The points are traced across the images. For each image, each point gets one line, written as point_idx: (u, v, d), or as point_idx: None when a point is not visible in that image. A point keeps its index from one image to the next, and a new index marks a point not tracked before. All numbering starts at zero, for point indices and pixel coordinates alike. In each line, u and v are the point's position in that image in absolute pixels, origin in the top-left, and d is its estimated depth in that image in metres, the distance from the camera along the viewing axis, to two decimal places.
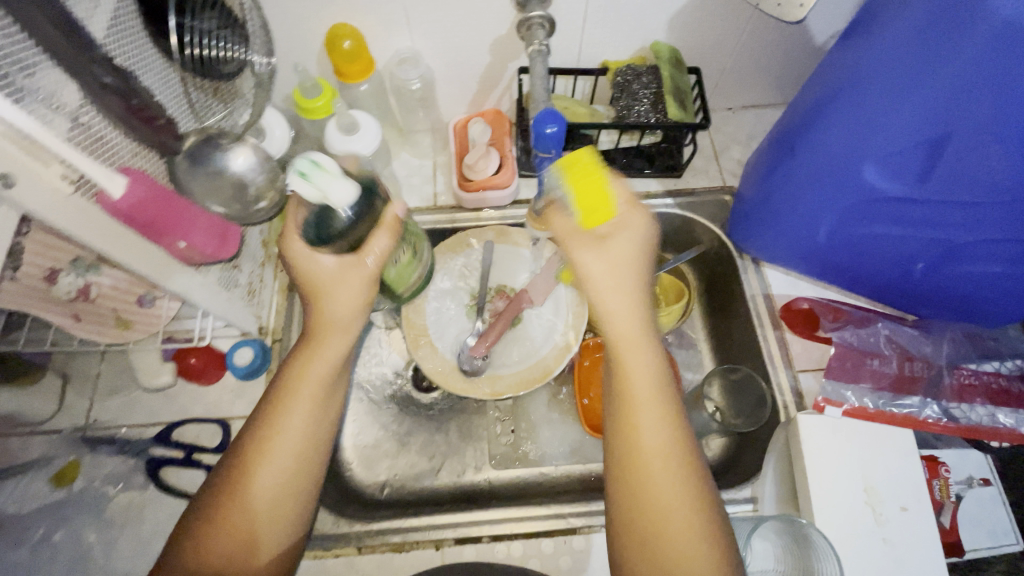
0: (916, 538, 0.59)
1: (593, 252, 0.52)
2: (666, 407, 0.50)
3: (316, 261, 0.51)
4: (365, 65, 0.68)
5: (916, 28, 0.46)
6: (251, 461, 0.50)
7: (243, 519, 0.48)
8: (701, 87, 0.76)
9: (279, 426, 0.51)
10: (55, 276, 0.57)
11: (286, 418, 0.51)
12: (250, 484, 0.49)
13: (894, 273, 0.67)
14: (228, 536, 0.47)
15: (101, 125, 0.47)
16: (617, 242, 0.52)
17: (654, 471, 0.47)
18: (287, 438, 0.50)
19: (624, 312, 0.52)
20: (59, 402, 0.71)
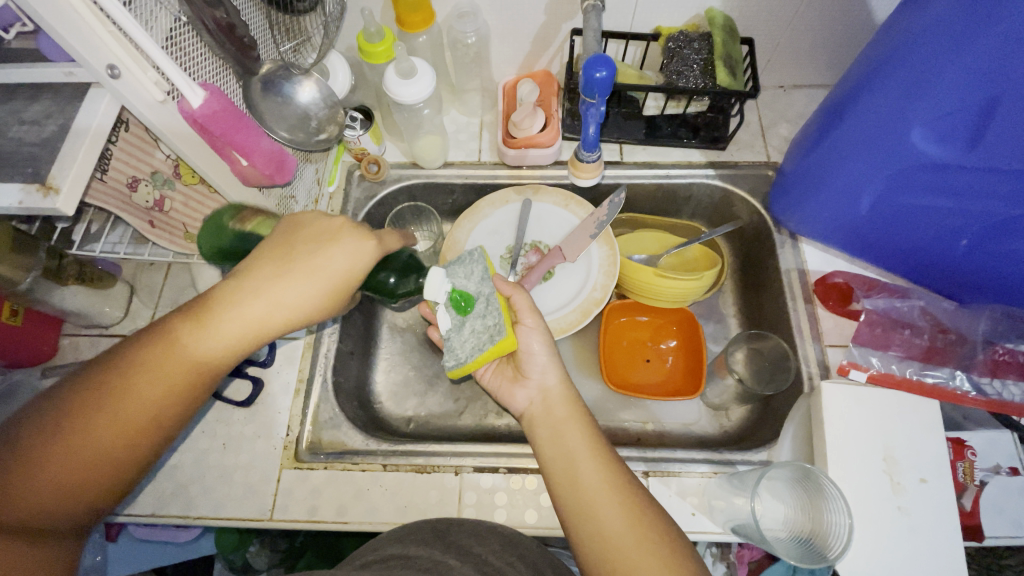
0: (933, 509, 0.58)
1: (537, 336, 0.61)
2: (616, 464, 0.54)
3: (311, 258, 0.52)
4: (426, 16, 0.72)
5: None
6: (165, 352, 0.49)
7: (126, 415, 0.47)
8: (752, 57, 0.76)
9: (202, 336, 0.50)
10: (136, 184, 0.62)
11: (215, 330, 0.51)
12: (156, 380, 0.49)
13: (936, 248, 0.66)
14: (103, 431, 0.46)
15: (195, 40, 0.53)
16: (528, 340, 0.61)
17: (605, 520, 0.50)
18: (204, 351, 0.50)
19: (556, 399, 0.60)
20: (125, 309, 0.78)
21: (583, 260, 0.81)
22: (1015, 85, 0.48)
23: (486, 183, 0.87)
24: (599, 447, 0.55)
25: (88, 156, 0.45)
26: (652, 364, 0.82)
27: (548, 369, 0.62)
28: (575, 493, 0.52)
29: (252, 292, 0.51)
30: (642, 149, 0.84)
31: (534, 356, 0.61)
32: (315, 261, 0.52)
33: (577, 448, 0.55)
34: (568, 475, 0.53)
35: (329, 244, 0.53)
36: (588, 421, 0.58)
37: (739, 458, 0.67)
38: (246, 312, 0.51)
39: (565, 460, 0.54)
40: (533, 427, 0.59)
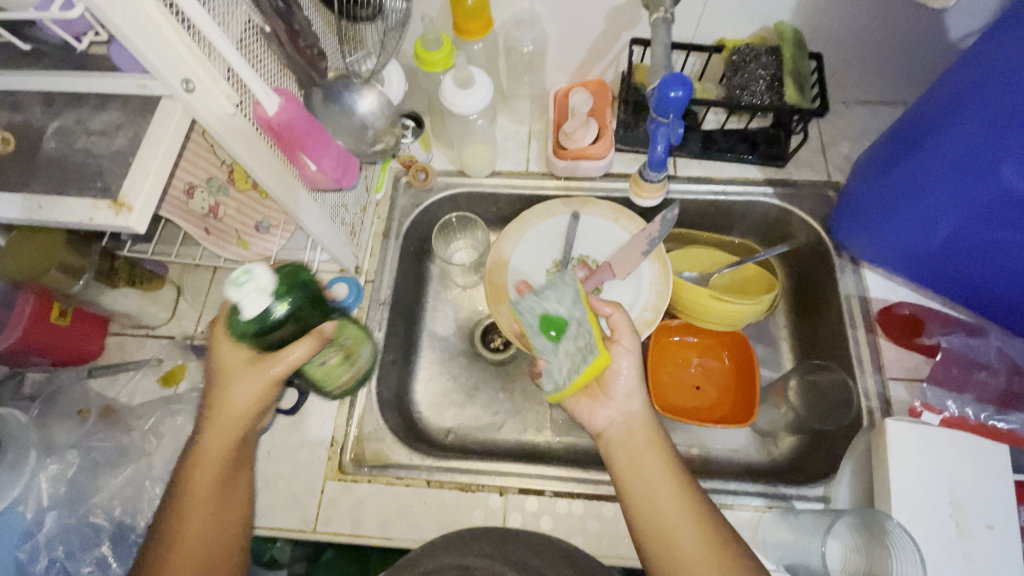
0: (1003, 559, 0.55)
1: (627, 356, 0.61)
2: (690, 489, 0.54)
3: (232, 350, 0.54)
4: (484, 23, 0.70)
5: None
6: (184, 518, 0.53)
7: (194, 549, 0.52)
8: (820, 73, 0.73)
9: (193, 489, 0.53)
10: (192, 192, 0.62)
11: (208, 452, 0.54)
12: (196, 512, 0.53)
13: (1015, 285, 0.63)
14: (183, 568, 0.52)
15: (262, 48, 0.51)
16: (618, 361, 0.61)
17: (684, 548, 0.51)
18: (207, 494, 0.54)
19: (634, 423, 0.60)
20: (173, 311, 0.79)
21: (631, 279, 0.78)
22: None
23: (533, 194, 0.85)
24: (675, 471, 0.55)
25: (159, 170, 0.45)
26: (698, 386, 0.80)
27: (634, 393, 0.61)
28: (653, 515, 0.53)
29: (209, 431, 0.54)
30: (697, 163, 0.82)
31: (622, 377, 0.61)
32: (228, 401, 0.53)
33: (656, 472, 0.55)
34: (648, 501, 0.54)
35: (236, 375, 0.53)
36: (667, 444, 0.58)
37: (795, 493, 0.65)
38: (213, 440, 0.54)
39: (644, 483, 0.55)
40: (610, 449, 0.59)
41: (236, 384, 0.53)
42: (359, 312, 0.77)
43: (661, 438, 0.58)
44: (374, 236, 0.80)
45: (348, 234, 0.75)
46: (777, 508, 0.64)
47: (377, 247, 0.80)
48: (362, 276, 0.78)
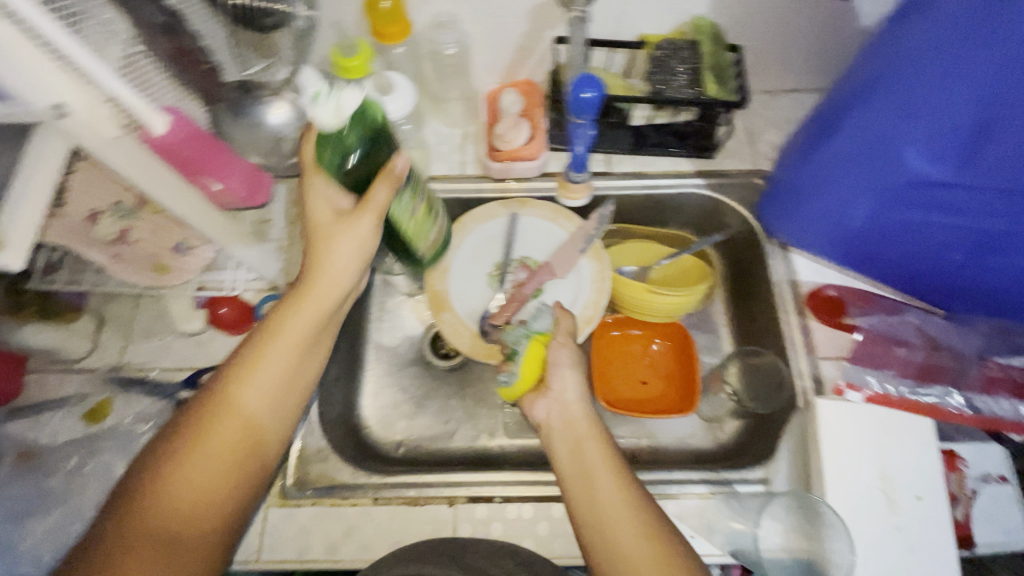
0: (931, 527, 0.58)
1: (566, 350, 0.65)
2: (629, 482, 0.54)
3: (331, 199, 0.58)
4: (402, 26, 0.68)
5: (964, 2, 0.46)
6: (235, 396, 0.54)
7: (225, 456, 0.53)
8: (740, 65, 0.74)
9: (261, 368, 0.56)
10: (96, 217, 0.61)
11: (267, 365, 0.56)
12: (236, 421, 0.54)
13: (929, 262, 0.66)
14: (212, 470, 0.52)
15: (146, 62, 0.49)
16: (556, 354, 0.64)
17: (623, 540, 0.50)
18: (268, 387, 0.56)
19: (574, 417, 0.60)
20: (94, 342, 0.74)
21: (572, 277, 0.79)
22: (1010, 102, 0.48)
23: (471, 197, 0.84)
24: (614, 465, 0.55)
25: (38, 201, 0.41)
26: (645, 377, 0.81)
27: (569, 382, 0.63)
28: (594, 511, 0.52)
29: (288, 326, 0.57)
30: (631, 159, 0.83)
31: (558, 368, 0.64)
32: (327, 262, 0.58)
33: (594, 466, 0.55)
34: (589, 499, 0.53)
35: (326, 229, 0.57)
36: (606, 438, 0.58)
37: (737, 477, 0.66)
38: (284, 340, 0.57)
39: (584, 477, 0.54)
40: (551, 445, 0.58)
41: (337, 261, 0.58)
42: None
43: (596, 429, 0.58)
44: None
45: None
46: (721, 493, 0.65)
47: None
48: None
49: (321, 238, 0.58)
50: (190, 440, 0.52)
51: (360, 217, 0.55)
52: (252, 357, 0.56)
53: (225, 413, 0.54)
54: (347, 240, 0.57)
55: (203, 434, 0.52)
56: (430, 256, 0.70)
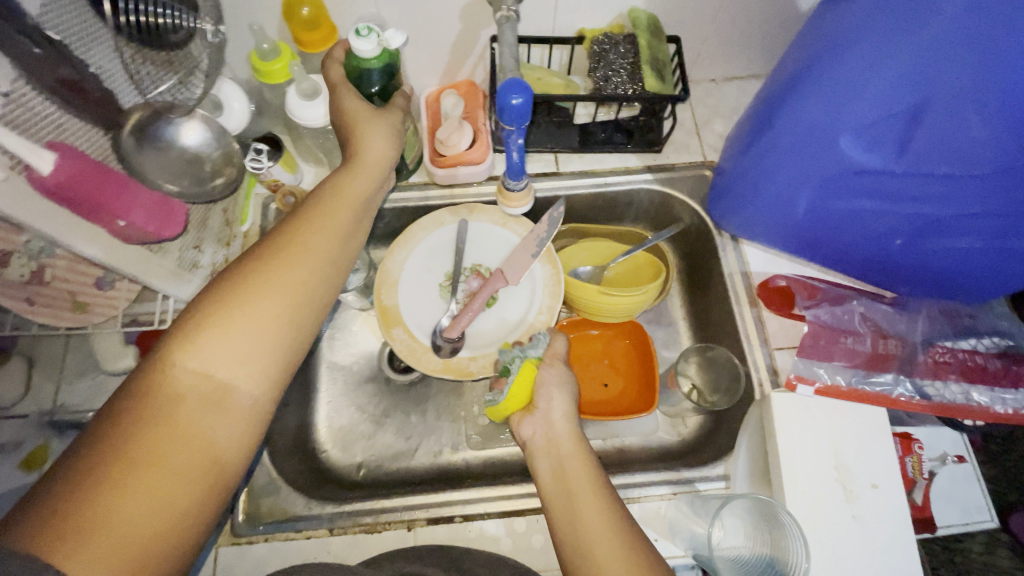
0: (888, 514, 0.58)
1: (553, 369, 0.62)
2: (614, 502, 0.51)
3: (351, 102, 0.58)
4: (326, 33, 0.65)
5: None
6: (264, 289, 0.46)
7: (256, 349, 0.45)
8: (681, 57, 0.73)
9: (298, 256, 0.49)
10: (7, 258, 0.54)
11: (303, 255, 0.49)
12: (269, 309, 0.46)
13: (873, 248, 0.66)
14: (244, 364, 0.44)
15: (36, 99, 0.46)
16: (544, 373, 0.62)
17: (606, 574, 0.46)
18: (301, 281, 0.48)
19: (562, 432, 0.57)
20: (24, 385, 0.69)
21: (525, 282, 0.77)
22: (942, 85, 0.47)
23: (418, 206, 0.82)
24: (598, 485, 0.52)
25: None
26: (606, 377, 0.80)
27: (555, 402, 0.60)
28: (574, 537, 0.49)
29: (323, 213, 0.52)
30: (578, 157, 0.81)
31: (549, 387, 0.61)
32: (364, 150, 0.57)
33: (578, 486, 0.52)
34: (570, 521, 0.50)
35: (364, 117, 0.57)
36: (596, 464, 0.54)
37: (698, 476, 0.66)
38: (320, 227, 0.51)
39: (565, 498, 0.52)
40: (534, 463, 0.56)
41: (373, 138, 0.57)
42: None
43: (582, 448, 0.56)
44: None
45: None
46: (684, 494, 0.65)
47: None
48: None
49: (366, 140, 0.57)
50: (215, 322, 0.44)
51: (386, 117, 0.59)
52: (291, 240, 0.49)
53: (251, 307, 0.45)
54: (382, 133, 0.58)
55: (231, 311, 0.45)
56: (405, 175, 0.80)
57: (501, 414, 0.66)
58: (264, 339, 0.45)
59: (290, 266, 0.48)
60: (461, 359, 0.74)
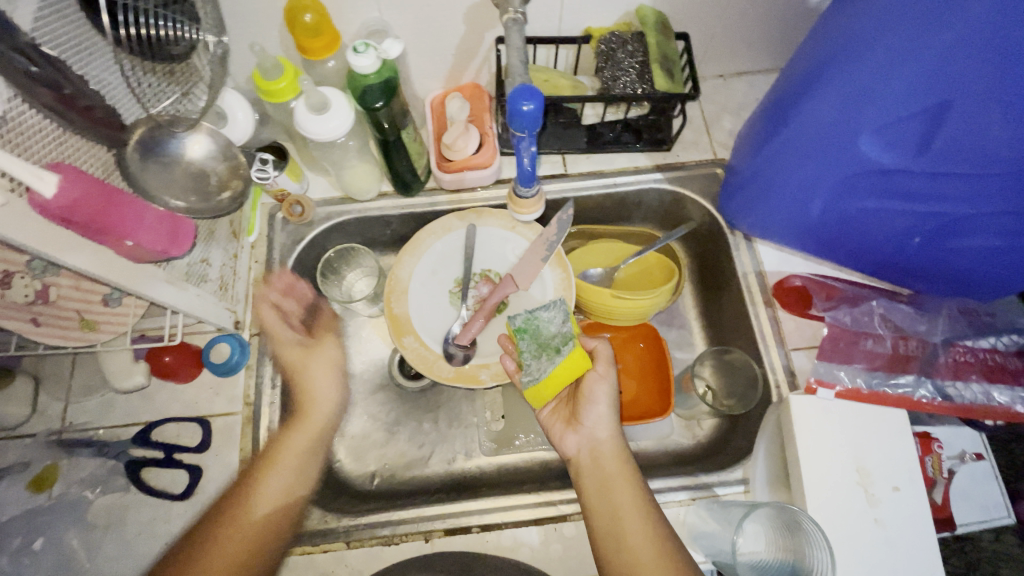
0: (909, 516, 0.58)
1: (603, 382, 0.62)
2: (658, 525, 0.55)
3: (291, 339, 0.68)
4: (329, 40, 0.63)
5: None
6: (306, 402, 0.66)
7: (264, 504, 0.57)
8: (690, 55, 0.72)
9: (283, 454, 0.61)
10: (9, 279, 0.55)
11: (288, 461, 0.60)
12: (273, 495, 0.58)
13: (890, 247, 0.65)
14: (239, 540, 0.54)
15: (33, 116, 0.45)
16: (593, 389, 0.63)
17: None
18: (310, 428, 0.64)
19: (608, 453, 0.60)
20: (32, 404, 0.68)
21: (536, 286, 0.76)
22: (966, 88, 0.45)
23: (425, 212, 0.80)
24: (646, 509, 0.56)
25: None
26: (619, 380, 0.79)
27: (602, 420, 0.62)
28: (619, 552, 0.53)
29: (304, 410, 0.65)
30: (586, 159, 0.80)
31: (598, 403, 0.62)
32: (308, 383, 0.66)
33: (625, 506, 0.56)
34: (617, 541, 0.54)
35: (299, 363, 0.67)
36: (639, 481, 0.58)
37: (716, 480, 0.65)
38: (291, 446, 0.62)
39: (611, 515, 0.56)
40: (580, 478, 0.60)
41: (312, 371, 0.67)
42: (249, 369, 0.70)
43: (630, 468, 0.59)
44: (252, 284, 0.73)
45: (217, 290, 0.68)
46: (703, 498, 0.64)
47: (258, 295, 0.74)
48: (245, 331, 0.71)
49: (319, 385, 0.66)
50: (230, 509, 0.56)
51: (326, 346, 0.69)
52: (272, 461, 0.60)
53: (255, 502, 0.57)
54: (321, 361, 0.68)
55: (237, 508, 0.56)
56: (419, 186, 0.78)
57: (532, 394, 0.63)
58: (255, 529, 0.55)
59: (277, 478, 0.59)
60: (473, 366, 0.73)
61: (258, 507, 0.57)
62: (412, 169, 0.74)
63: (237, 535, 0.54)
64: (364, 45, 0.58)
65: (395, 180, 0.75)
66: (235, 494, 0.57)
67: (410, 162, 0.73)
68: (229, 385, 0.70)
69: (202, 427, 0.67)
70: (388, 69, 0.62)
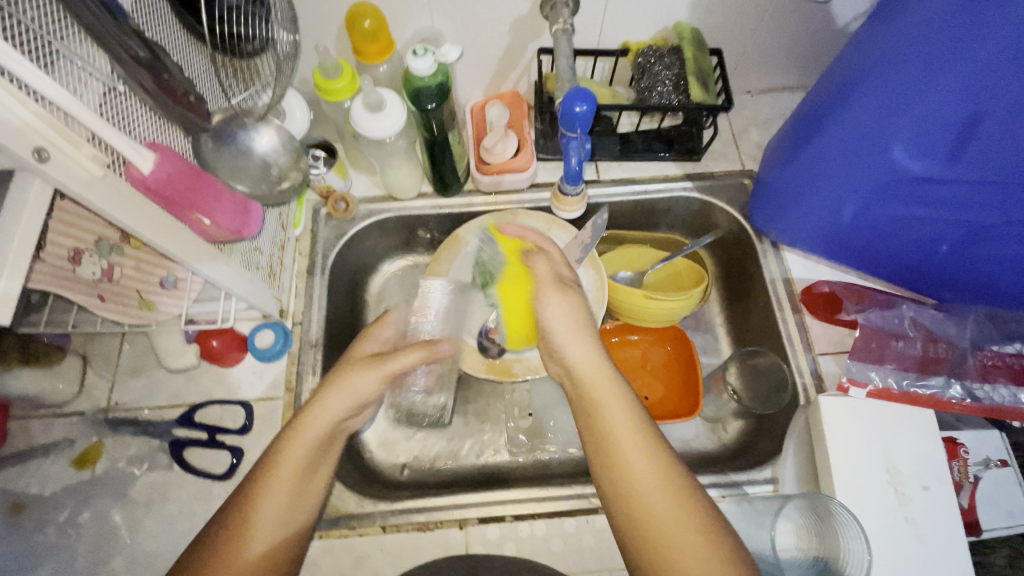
0: (939, 516, 0.59)
1: (557, 300, 0.57)
2: (652, 444, 0.48)
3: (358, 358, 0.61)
4: (384, 45, 0.67)
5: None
6: (259, 500, 0.48)
7: (266, 538, 0.48)
8: (723, 69, 0.75)
9: None
10: (78, 257, 0.57)
11: (285, 476, 0.50)
12: (271, 522, 0.48)
13: (918, 253, 0.67)
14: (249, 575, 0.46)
15: (132, 99, 0.47)
16: (550, 308, 0.57)
17: (644, 509, 0.45)
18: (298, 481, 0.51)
19: (582, 369, 0.53)
20: (81, 383, 0.70)
21: None
22: (1001, 97, 0.48)
23: (462, 213, 0.83)
24: (636, 429, 0.48)
25: (25, 235, 0.41)
26: (646, 383, 0.81)
27: (568, 336, 0.55)
28: (615, 487, 0.47)
29: (267, 492, 0.49)
30: (618, 165, 0.83)
31: (561, 330, 0.56)
32: (318, 415, 0.54)
33: (610, 429, 0.49)
34: (610, 473, 0.48)
35: (345, 374, 0.57)
36: (628, 397, 0.51)
37: (745, 479, 0.66)
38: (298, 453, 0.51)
39: (601, 446, 0.49)
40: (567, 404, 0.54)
41: (347, 383, 0.56)
42: (292, 357, 0.72)
43: (614, 385, 0.51)
44: (296, 275, 0.76)
45: (266, 278, 0.71)
46: (732, 496, 0.65)
47: (301, 286, 0.76)
48: (288, 319, 0.74)
49: (342, 390, 0.56)
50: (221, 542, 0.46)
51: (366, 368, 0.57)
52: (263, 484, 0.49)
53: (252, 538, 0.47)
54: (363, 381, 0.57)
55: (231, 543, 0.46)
56: (457, 187, 0.81)
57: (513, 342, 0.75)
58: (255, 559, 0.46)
59: (272, 496, 0.49)
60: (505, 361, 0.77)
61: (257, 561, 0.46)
62: (451, 169, 0.76)
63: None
64: (422, 49, 0.63)
65: (435, 180, 0.78)
66: (230, 526, 0.47)
67: (452, 160, 0.75)
68: (272, 371, 0.72)
69: (245, 410, 0.69)
70: (442, 73, 0.66)
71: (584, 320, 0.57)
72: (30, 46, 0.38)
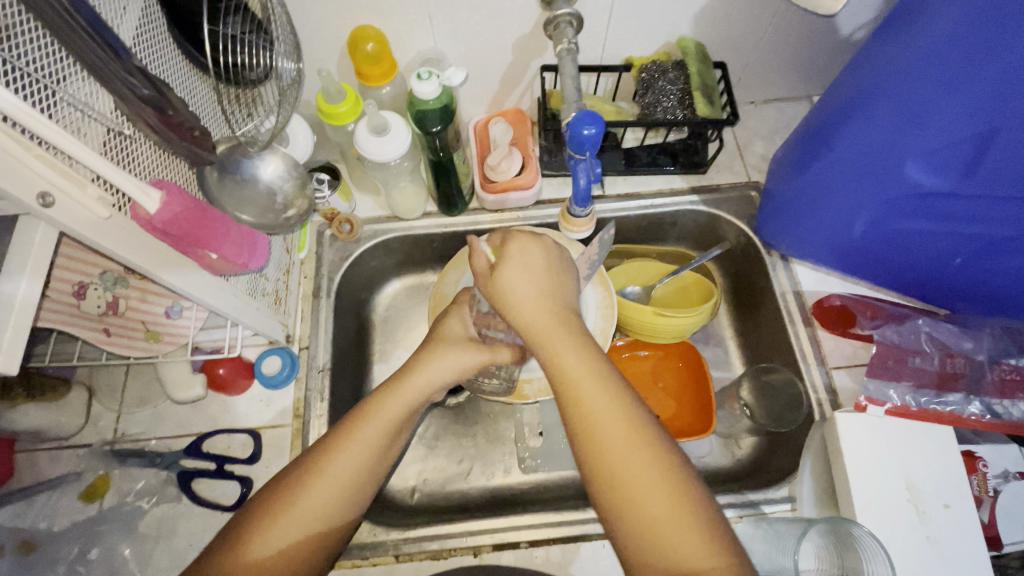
0: (962, 535, 0.58)
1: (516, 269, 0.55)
2: (607, 376, 0.49)
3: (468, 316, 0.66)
4: (387, 68, 0.66)
5: (967, 9, 0.45)
6: (329, 457, 0.50)
7: (326, 496, 0.49)
8: (727, 82, 0.75)
9: (260, 552, 0.45)
10: (84, 291, 0.57)
11: (376, 427, 0.52)
12: (332, 483, 0.49)
13: (932, 266, 0.66)
14: (292, 535, 0.47)
15: (137, 136, 0.47)
16: (518, 266, 0.56)
17: (602, 437, 0.46)
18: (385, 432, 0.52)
19: (538, 311, 0.53)
20: (86, 414, 0.69)
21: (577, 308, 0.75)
22: (1019, 114, 0.47)
23: (467, 231, 0.82)
24: (592, 364, 0.50)
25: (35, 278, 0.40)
26: (656, 400, 0.80)
27: (527, 291, 0.54)
28: (576, 414, 0.48)
29: (341, 449, 0.50)
30: (623, 181, 0.82)
31: (518, 299, 0.54)
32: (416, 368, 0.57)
33: (571, 362, 0.50)
34: (572, 406, 0.48)
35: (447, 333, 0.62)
36: (584, 335, 0.52)
37: (763, 499, 0.66)
38: (389, 408, 0.53)
39: (563, 379, 0.49)
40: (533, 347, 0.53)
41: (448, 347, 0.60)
42: (299, 382, 0.72)
43: (572, 322, 0.53)
44: (301, 299, 0.76)
45: (272, 303, 0.70)
46: (750, 516, 0.64)
47: (307, 310, 0.76)
48: (295, 344, 0.73)
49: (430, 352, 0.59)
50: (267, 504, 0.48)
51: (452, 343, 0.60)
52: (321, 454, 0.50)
53: (298, 501, 0.48)
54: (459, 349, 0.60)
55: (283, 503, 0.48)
56: (463, 205, 0.80)
57: None
58: (313, 516, 0.48)
59: (353, 452, 0.51)
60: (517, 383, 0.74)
61: (309, 519, 0.48)
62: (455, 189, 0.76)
63: (283, 539, 0.46)
64: (425, 72, 0.62)
65: (440, 200, 0.78)
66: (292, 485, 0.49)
67: (457, 180, 0.74)
68: (280, 398, 0.71)
69: (253, 439, 0.68)
70: (445, 97, 0.65)
71: (537, 274, 0.56)
72: (30, 89, 0.37)
